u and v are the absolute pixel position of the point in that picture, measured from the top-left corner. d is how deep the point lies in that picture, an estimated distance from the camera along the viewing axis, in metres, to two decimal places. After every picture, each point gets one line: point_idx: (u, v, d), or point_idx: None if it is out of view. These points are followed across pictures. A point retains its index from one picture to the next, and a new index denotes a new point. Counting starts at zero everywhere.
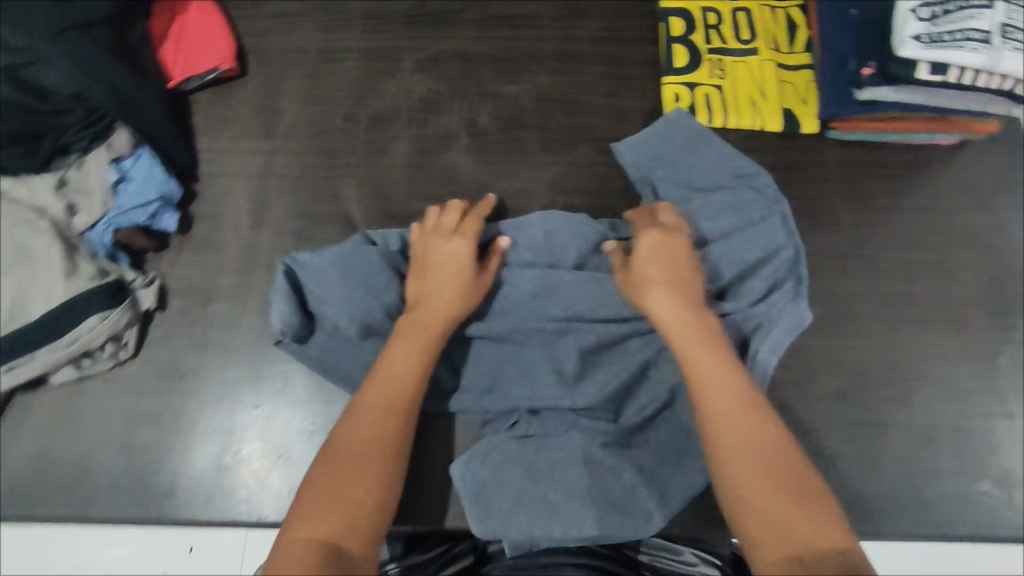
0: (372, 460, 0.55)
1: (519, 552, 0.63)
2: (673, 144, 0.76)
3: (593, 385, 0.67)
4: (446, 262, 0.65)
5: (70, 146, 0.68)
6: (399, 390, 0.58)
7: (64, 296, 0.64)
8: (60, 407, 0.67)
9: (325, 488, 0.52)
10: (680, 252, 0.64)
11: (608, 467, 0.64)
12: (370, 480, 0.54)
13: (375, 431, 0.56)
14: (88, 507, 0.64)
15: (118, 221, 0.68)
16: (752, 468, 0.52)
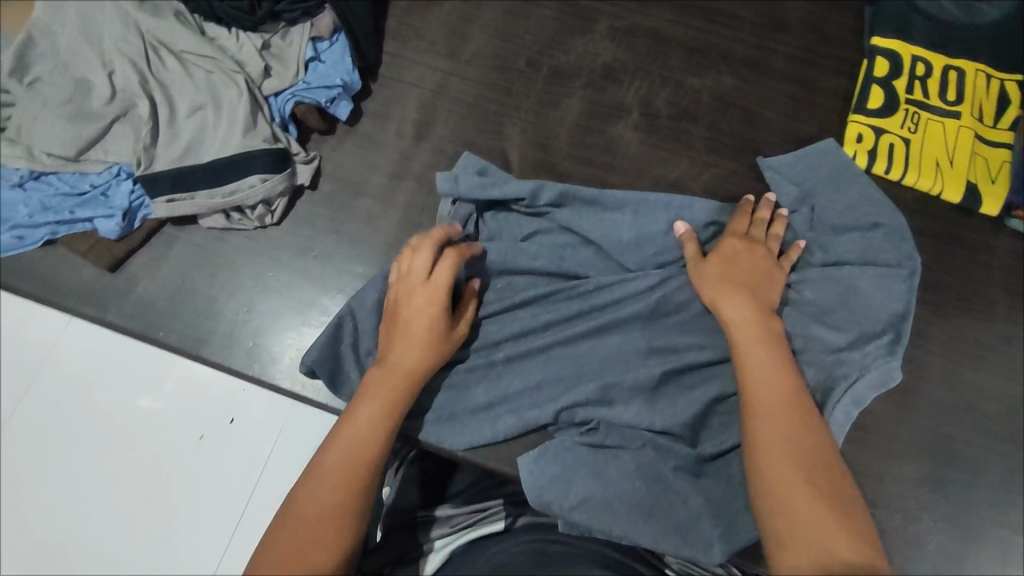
0: (335, 517, 0.50)
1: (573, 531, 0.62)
2: (829, 181, 0.74)
3: (670, 406, 0.65)
4: (421, 330, 0.60)
5: (280, 14, 0.71)
6: (365, 449, 0.53)
7: (238, 148, 0.68)
8: (200, 248, 0.71)
9: (285, 555, 0.48)
10: (759, 264, 0.65)
11: (677, 491, 0.63)
12: (328, 540, 0.49)
13: (342, 488, 0.51)
14: (198, 348, 0.68)
15: (302, 95, 0.71)
16: (789, 460, 0.50)
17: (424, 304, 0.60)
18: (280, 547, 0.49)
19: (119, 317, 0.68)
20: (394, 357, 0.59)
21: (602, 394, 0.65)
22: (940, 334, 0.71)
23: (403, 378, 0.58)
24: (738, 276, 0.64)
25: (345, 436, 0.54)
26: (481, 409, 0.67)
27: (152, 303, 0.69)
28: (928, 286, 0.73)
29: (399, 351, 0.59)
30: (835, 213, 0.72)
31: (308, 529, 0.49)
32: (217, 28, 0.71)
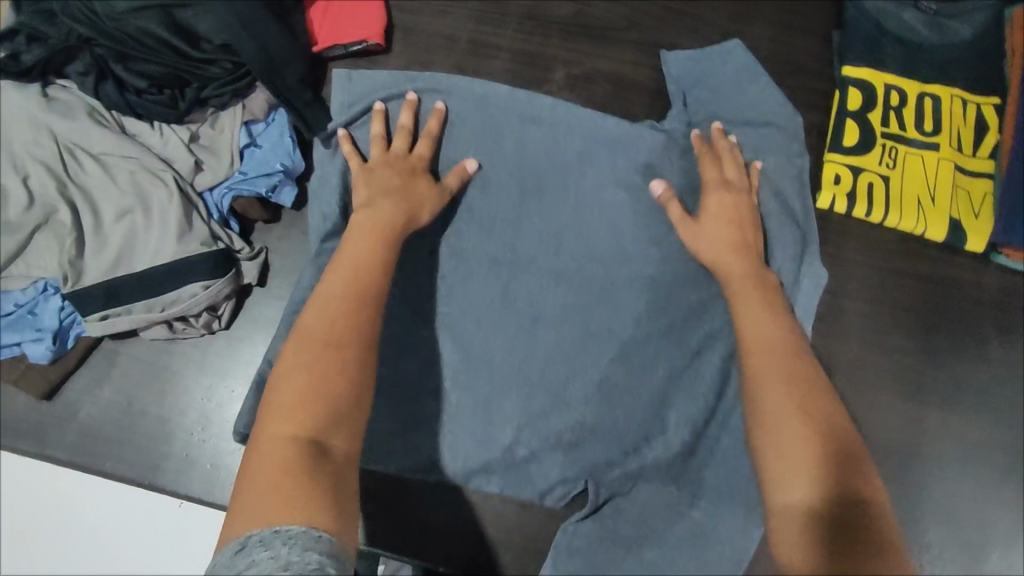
0: (345, 345, 0.50)
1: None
2: (734, 104, 0.73)
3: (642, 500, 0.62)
4: (403, 181, 0.62)
5: (208, 100, 0.66)
6: (366, 285, 0.54)
7: (174, 255, 0.62)
8: (145, 363, 0.65)
9: (305, 376, 0.47)
10: (740, 201, 0.64)
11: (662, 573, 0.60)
12: (342, 375, 0.48)
13: (343, 335, 0.50)
14: (154, 474, 0.62)
15: (239, 188, 0.65)
16: (792, 411, 0.51)
17: (398, 166, 0.64)
18: (290, 381, 0.48)
19: (62, 450, 0.63)
20: (373, 202, 0.60)
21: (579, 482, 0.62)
22: (936, 383, 0.68)
23: (391, 216, 0.59)
24: (723, 214, 0.63)
25: (342, 274, 0.54)
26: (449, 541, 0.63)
27: (98, 429, 0.63)
28: (919, 333, 0.70)
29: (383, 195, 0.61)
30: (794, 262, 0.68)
31: (319, 375, 0.47)
32: (138, 123, 0.65)
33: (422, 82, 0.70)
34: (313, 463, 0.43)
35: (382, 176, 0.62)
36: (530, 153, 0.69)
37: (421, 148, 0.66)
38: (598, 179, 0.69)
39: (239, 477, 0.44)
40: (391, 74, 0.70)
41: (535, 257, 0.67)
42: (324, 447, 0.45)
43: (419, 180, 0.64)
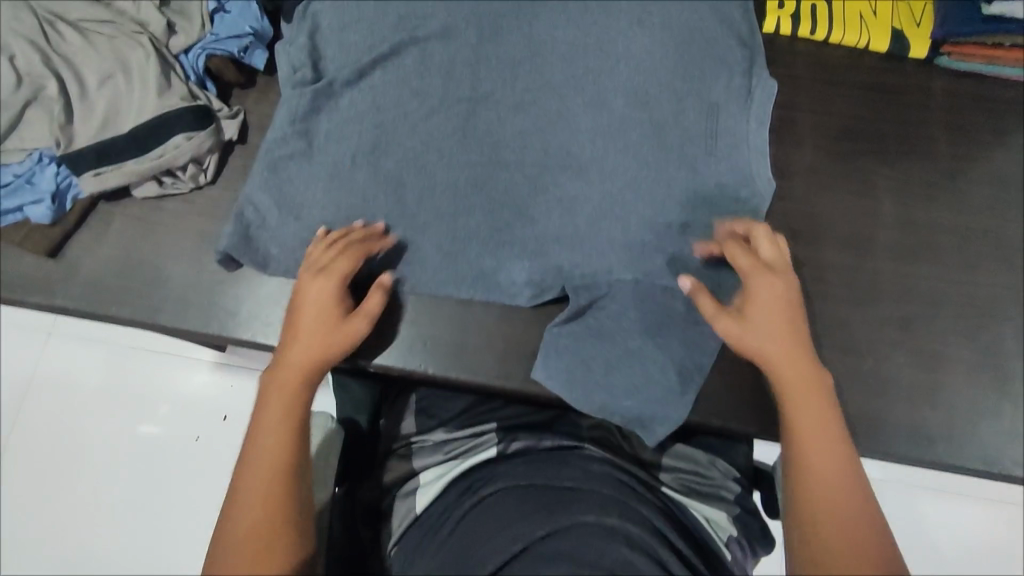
0: (278, 504, 0.53)
1: (566, 379, 0.65)
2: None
3: (614, 298, 0.67)
4: (320, 322, 0.61)
5: None
6: (288, 424, 0.56)
7: (156, 109, 0.66)
8: (139, 219, 0.70)
9: (238, 545, 0.51)
10: (790, 305, 0.59)
11: (635, 353, 0.65)
12: (279, 516, 0.52)
13: (271, 475, 0.54)
14: (156, 315, 0.67)
15: (212, 47, 0.69)
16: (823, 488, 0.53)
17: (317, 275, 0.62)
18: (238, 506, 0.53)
19: (70, 300, 0.67)
20: (302, 333, 0.60)
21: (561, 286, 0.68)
22: (886, 180, 0.71)
23: (324, 338, 0.60)
24: (783, 313, 0.59)
25: (275, 389, 0.58)
26: (440, 348, 0.68)
27: (100, 280, 0.68)
28: (870, 137, 0.73)
29: (303, 347, 0.60)
30: (738, 77, 0.73)
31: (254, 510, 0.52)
32: None
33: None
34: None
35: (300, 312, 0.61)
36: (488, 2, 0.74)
37: (343, 265, 0.63)
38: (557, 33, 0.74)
39: None
40: None
41: (491, 91, 0.72)
42: None
43: (331, 311, 0.61)
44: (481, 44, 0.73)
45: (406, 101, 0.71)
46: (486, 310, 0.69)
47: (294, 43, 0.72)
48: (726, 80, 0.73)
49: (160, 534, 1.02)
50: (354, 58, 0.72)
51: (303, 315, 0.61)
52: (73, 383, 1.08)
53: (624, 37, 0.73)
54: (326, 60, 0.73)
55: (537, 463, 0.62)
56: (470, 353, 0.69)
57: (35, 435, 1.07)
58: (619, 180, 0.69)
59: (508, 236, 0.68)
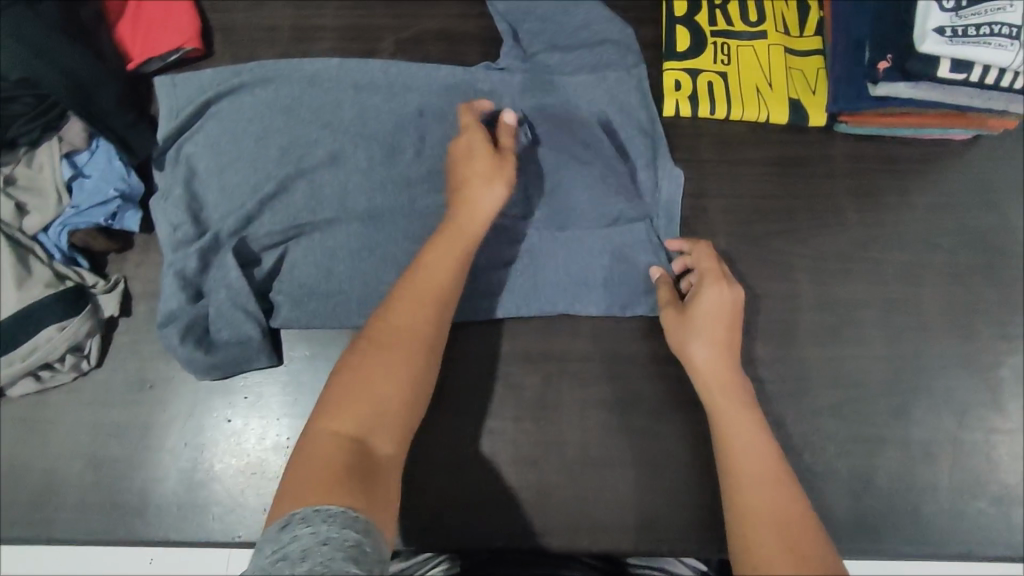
0: (410, 350, 0.50)
1: (512, 525, 0.63)
2: (563, 30, 0.73)
3: (545, 428, 0.65)
4: (479, 163, 0.59)
5: (16, 139, 0.63)
6: (436, 286, 0.54)
7: (18, 304, 0.60)
8: (23, 418, 0.64)
9: (361, 372, 0.49)
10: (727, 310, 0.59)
11: (573, 484, 0.64)
12: (404, 368, 0.49)
13: (415, 325, 0.52)
14: (55, 526, 0.61)
15: (74, 223, 0.63)
16: (752, 504, 0.49)
17: (481, 150, 0.60)
18: (357, 384, 0.48)
19: None
20: (470, 180, 0.59)
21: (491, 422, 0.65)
22: (804, 259, 0.71)
23: (467, 233, 0.57)
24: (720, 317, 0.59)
25: (417, 278, 0.54)
26: None
27: None
28: (782, 215, 0.72)
29: (487, 199, 0.58)
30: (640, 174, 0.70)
31: (391, 404, 0.48)
32: None
33: (250, 74, 0.69)
34: (352, 462, 0.44)
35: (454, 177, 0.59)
36: (374, 125, 0.68)
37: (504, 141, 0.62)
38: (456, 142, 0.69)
39: (288, 469, 0.44)
40: (216, 70, 0.69)
41: (388, 214, 0.67)
42: (372, 450, 0.46)
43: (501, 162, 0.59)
44: (371, 168, 0.67)
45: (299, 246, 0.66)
46: (414, 464, 0.63)
47: (169, 197, 0.65)
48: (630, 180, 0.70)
49: None
50: (240, 203, 0.66)
51: (435, 265, 0.55)
52: None
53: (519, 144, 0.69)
54: (207, 208, 0.66)
55: None
56: (403, 517, 0.62)
57: None
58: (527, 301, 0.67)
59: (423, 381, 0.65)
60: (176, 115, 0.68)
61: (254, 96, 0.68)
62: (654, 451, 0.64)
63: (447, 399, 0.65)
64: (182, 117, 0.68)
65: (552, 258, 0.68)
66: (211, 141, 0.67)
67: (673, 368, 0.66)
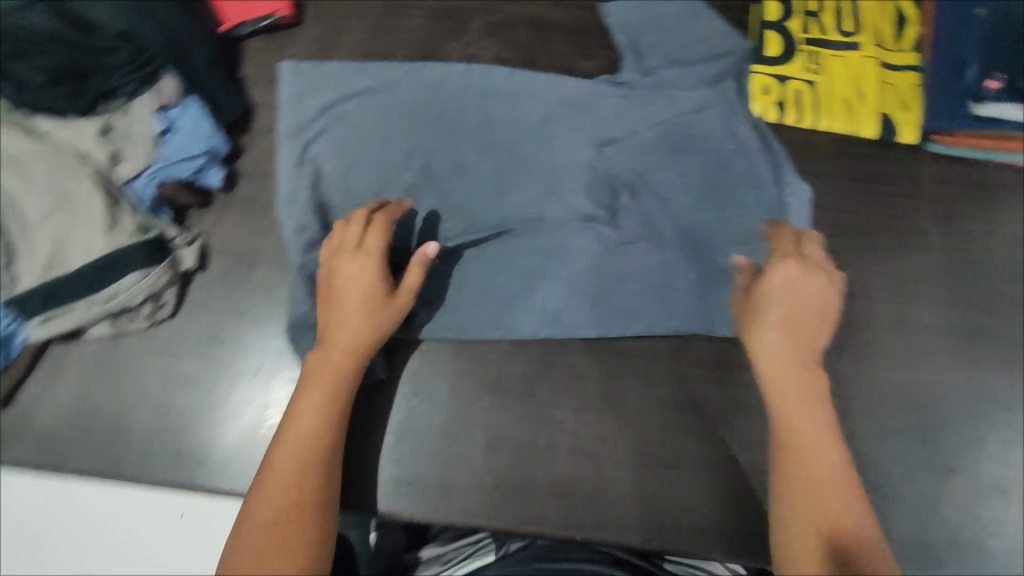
0: (320, 449, 0.56)
1: (565, 518, 0.62)
2: (650, 31, 0.75)
3: (604, 424, 0.64)
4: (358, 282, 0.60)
5: (115, 90, 0.64)
6: (337, 378, 0.58)
7: (105, 248, 0.62)
8: (97, 360, 0.65)
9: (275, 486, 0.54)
10: (814, 301, 0.62)
11: (627, 480, 0.63)
12: (309, 476, 0.54)
13: (318, 423, 0.56)
14: (121, 466, 0.63)
15: (162, 173, 0.65)
16: (817, 485, 0.55)
17: (655, 257, 0.57)
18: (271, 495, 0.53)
19: (23, 454, 0.64)
20: (339, 298, 0.60)
21: (550, 413, 0.64)
22: (881, 278, 0.69)
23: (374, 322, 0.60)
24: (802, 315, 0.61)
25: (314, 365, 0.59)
26: (427, 492, 0.62)
27: (58, 430, 0.64)
28: (862, 232, 0.70)
29: (350, 290, 0.60)
30: (739, 189, 0.71)
31: (287, 494, 0.53)
32: (47, 119, 0.63)
33: (372, 74, 0.73)
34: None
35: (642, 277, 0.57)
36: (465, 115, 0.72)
37: (410, 277, 0.61)
38: (542, 140, 0.72)
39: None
40: (340, 63, 0.73)
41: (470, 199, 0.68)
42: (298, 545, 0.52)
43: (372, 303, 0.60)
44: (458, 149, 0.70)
45: (392, 221, 0.68)
46: (471, 445, 0.63)
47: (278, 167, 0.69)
48: (722, 188, 0.71)
49: None
50: (338, 178, 0.69)
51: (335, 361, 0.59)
52: None
53: (606, 146, 0.72)
54: (301, 177, 0.69)
55: None
56: (456, 495, 0.62)
57: None
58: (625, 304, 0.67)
59: (488, 364, 0.65)
60: (297, 108, 0.71)
61: (362, 83, 0.72)
62: (714, 456, 0.63)
63: (507, 385, 0.65)
64: (304, 113, 0.71)
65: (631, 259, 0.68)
66: (335, 138, 0.71)
67: (737, 375, 0.65)
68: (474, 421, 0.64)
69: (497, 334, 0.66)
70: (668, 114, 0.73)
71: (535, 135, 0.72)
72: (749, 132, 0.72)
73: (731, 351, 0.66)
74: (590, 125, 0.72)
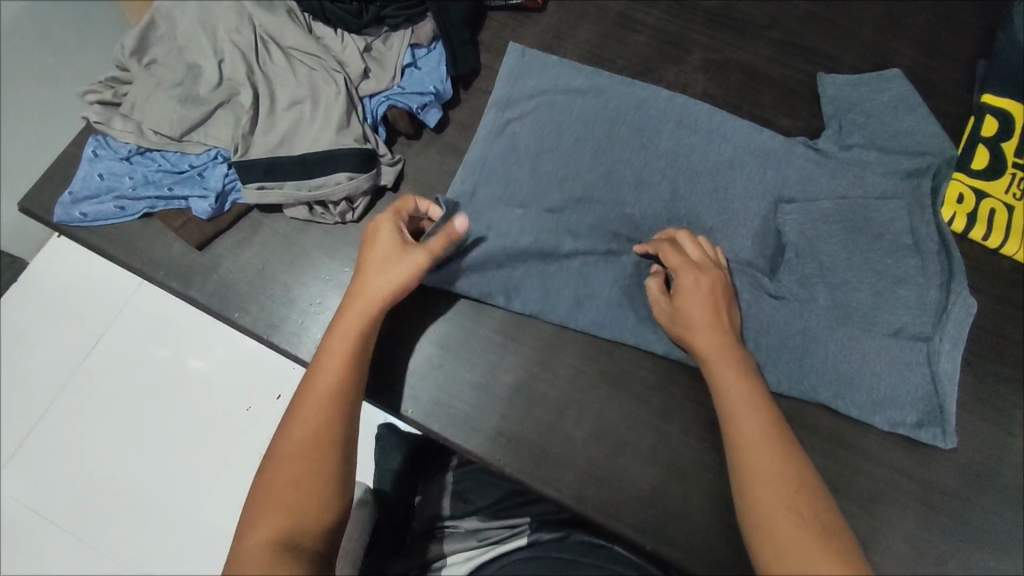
0: (317, 442, 0.52)
1: (645, 529, 0.63)
2: (863, 107, 0.75)
3: (706, 452, 0.66)
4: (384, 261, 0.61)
5: (385, 19, 0.74)
6: (338, 363, 0.56)
7: (330, 144, 0.70)
8: (285, 236, 0.74)
9: (277, 485, 0.50)
10: (713, 294, 0.61)
11: (715, 513, 0.63)
12: (316, 464, 0.51)
13: (319, 410, 0.53)
14: (274, 332, 0.71)
15: (395, 99, 0.73)
16: (765, 485, 0.50)
17: (704, 292, 0.61)
18: (275, 487, 0.50)
19: (202, 292, 0.73)
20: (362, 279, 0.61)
21: (659, 422, 0.67)
22: None
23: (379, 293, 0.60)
24: (699, 306, 0.60)
25: (325, 357, 0.57)
26: (524, 452, 0.66)
27: (234, 283, 0.73)
28: (1019, 364, 0.69)
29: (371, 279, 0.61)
30: (913, 286, 0.68)
31: (290, 486, 0.50)
32: (324, 28, 0.75)
33: (585, 79, 0.77)
34: (284, 564, 0.46)
35: (685, 313, 0.61)
36: (660, 132, 0.75)
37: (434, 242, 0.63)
38: (727, 174, 0.73)
39: None
40: (560, 62, 0.78)
41: (645, 207, 0.72)
42: (298, 540, 0.48)
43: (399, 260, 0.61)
44: (648, 159, 0.74)
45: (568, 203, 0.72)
46: (577, 423, 0.67)
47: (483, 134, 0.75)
48: (889, 275, 0.68)
49: (140, 522, 0.93)
50: (530, 151, 0.74)
51: (331, 355, 0.57)
52: (105, 322, 1.01)
53: (783, 203, 0.72)
54: (499, 143, 0.75)
55: (563, 550, 0.61)
56: (552, 464, 0.65)
57: (49, 369, 1.00)
58: (759, 359, 0.67)
59: (616, 360, 0.69)
60: (514, 88, 0.77)
61: (573, 83, 0.77)
62: None
63: (628, 383, 0.68)
64: (520, 95, 0.77)
65: (783, 313, 0.68)
66: (539, 121, 0.75)
67: (848, 455, 0.66)
68: (585, 405, 0.67)
69: (634, 337, 0.68)
70: (854, 190, 0.72)
71: (723, 167, 0.73)
72: (932, 236, 0.69)
73: (849, 429, 0.67)
74: (782, 175, 0.73)
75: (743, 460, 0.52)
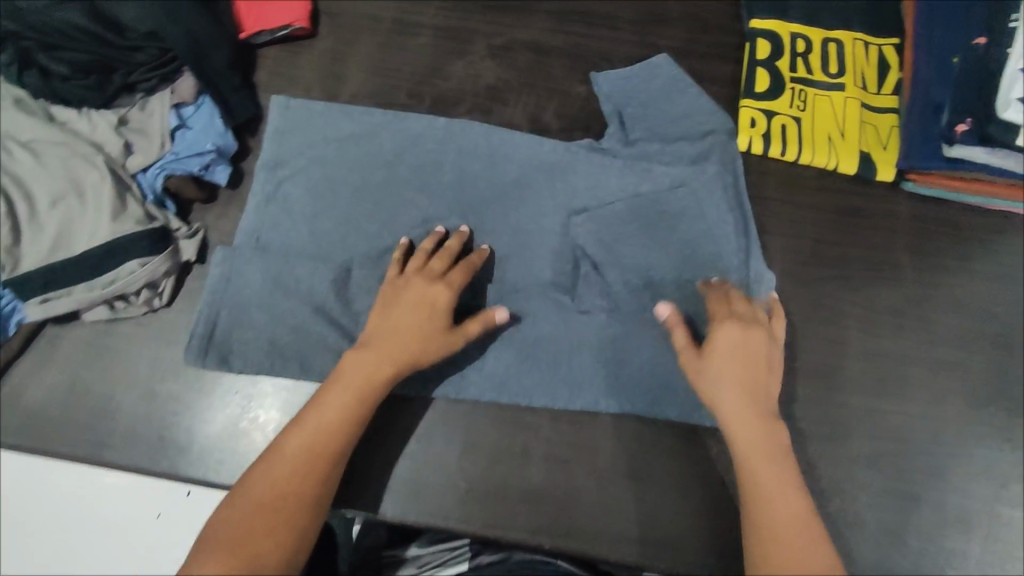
0: (286, 496, 0.54)
1: (546, 528, 0.62)
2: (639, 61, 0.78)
3: (579, 433, 0.66)
4: (414, 313, 0.61)
5: (135, 85, 0.69)
6: (343, 420, 0.58)
7: (110, 235, 0.63)
8: (90, 343, 0.67)
9: (235, 525, 0.52)
10: (757, 351, 0.60)
11: (599, 489, 0.64)
12: (278, 516, 0.53)
13: (301, 467, 0.55)
14: (102, 450, 0.64)
15: (171, 167, 0.68)
16: (786, 539, 0.52)
17: (744, 347, 0.59)
18: (230, 529, 0.52)
19: (9, 431, 0.65)
20: (384, 329, 0.61)
21: (527, 417, 0.66)
22: (855, 308, 0.71)
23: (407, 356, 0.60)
24: (748, 358, 0.59)
25: (322, 407, 0.58)
26: (403, 489, 0.64)
27: (45, 410, 0.65)
28: (835, 261, 0.73)
29: (410, 340, 0.61)
30: (727, 215, 0.70)
31: (248, 526, 0.52)
32: (65, 109, 0.68)
33: (357, 120, 0.74)
34: None
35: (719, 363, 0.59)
36: (458, 132, 0.73)
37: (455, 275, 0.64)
38: (533, 156, 0.73)
39: None
40: (327, 106, 0.74)
41: (461, 210, 0.71)
42: None
43: (436, 320, 0.61)
44: (454, 161, 0.72)
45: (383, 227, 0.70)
46: (448, 444, 0.65)
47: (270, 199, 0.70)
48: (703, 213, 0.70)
49: None
50: (328, 190, 0.71)
51: (334, 402, 0.58)
52: None
53: (561, 177, 0.72)
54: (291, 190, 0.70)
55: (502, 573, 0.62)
56: (434, 492, 0.64)
57: None
58: (605, 328, 0.67)
59: (455, 375, 0.66)
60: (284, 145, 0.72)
61: (352, 121, 0.73)
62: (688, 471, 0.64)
63: None
64: (295, 149, 0.72)
65: (618, 276, 0.69)
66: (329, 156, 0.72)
67: None
68: (451, 424, 0.66)
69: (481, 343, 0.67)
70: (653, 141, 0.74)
71: (529, 149, 0.73)
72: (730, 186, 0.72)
73: None
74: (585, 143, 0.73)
75: (763, 506, 0.54)
